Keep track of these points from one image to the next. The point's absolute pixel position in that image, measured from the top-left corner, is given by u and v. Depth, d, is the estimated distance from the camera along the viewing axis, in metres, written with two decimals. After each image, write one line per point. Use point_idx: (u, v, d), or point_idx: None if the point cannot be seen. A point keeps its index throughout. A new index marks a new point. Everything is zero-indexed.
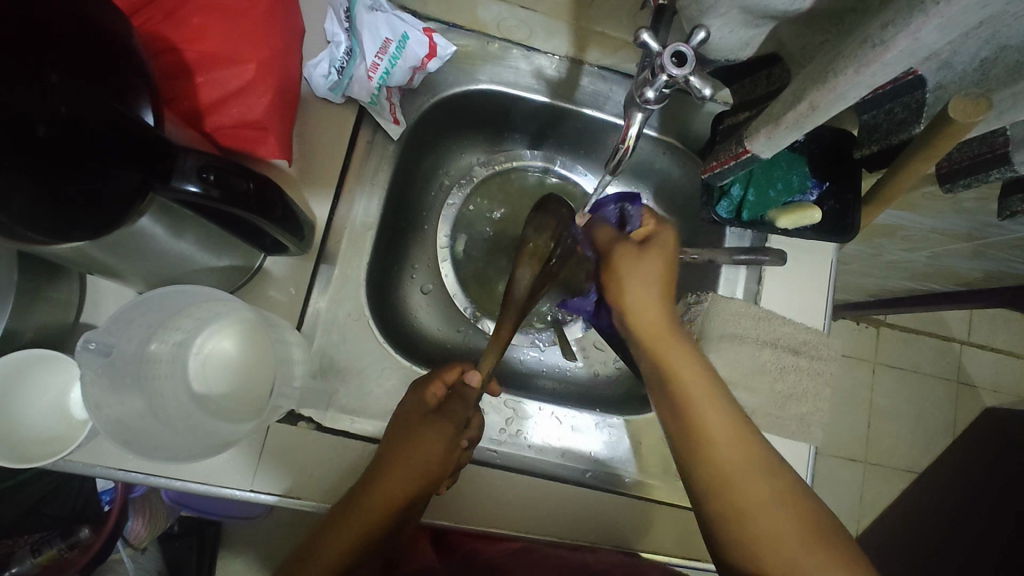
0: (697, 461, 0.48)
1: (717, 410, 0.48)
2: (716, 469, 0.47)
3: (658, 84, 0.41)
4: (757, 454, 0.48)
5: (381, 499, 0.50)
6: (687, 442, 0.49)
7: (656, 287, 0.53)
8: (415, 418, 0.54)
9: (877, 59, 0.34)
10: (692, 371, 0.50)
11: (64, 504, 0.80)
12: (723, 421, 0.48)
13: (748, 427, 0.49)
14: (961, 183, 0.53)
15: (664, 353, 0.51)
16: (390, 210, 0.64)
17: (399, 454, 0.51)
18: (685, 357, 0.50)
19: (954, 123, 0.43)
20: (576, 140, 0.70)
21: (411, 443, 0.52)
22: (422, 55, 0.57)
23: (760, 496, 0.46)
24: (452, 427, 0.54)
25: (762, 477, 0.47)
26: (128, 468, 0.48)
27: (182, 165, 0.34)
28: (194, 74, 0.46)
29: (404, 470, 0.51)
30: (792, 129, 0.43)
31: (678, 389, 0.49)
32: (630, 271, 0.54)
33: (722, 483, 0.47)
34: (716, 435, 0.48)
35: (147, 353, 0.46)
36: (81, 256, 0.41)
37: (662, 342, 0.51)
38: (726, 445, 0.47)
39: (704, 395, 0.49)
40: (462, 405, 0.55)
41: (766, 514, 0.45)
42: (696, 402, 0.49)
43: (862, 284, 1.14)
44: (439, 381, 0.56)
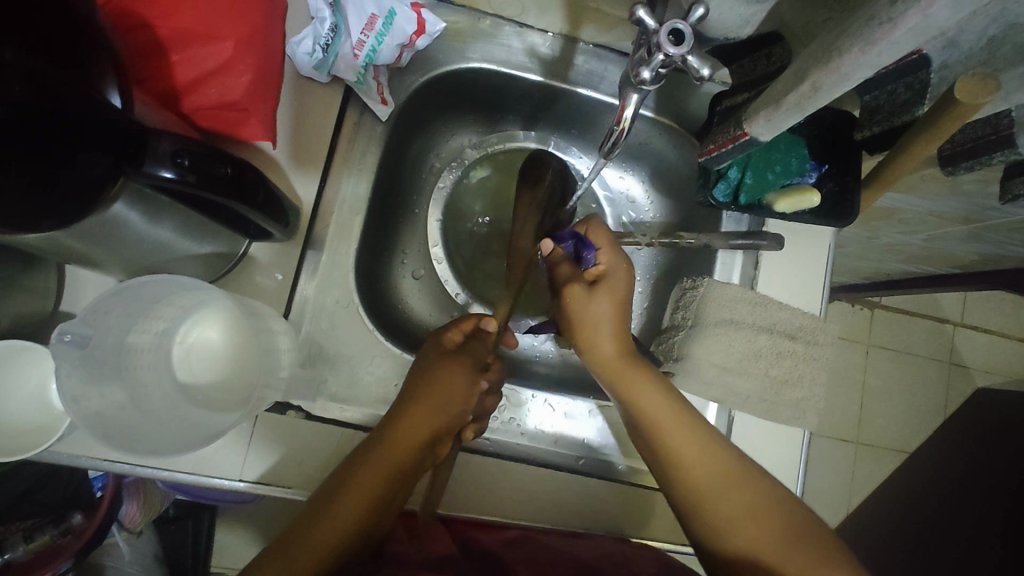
0: (679, 485, 0.48)
1: (685, 436, 0.49)
2: (696, 495, 0.47)
3: (654, 64, 0.39)
4: (736, 472, 0.48)
5: (406, 434, 0.51)
6: (663, 469, 0.50)
7: (609, 322, 0.55)
8: (435, 356, 0.57)
9: (884, 38, 0.32)
10: (657, 401, 0.50)
11: (55, 491, 0.79)
12: (692, 446, 0.49)
13: (731, 456, 0.49)
14: (962, 166, 0.52)
15: (629, 389, 0.51)
16: (379, 193, 0.62)
17: (426, 391, 0.54)
18: (652, 394, 0.51)
19: (961, 104, 0.42)
20: (571, 120, 0.68)
21: (437, 377, 0.55)
22: (410, 32, 0.55)
23: (745, 518, 0.46)
24: (473, 365, 0.58)
25: (744, 497, 0.46)
26: (112, 459, 0.47)
27: (156, 149, 0.33)
28: (168, 52, 0.44)
29: (428, 405, 0.53)
30: (793, 111, 0.42)
31: (651, 427, 0.50)
32: (584, 309, 0.56)
33: (702, 507, 0.47)
34: (689, 461, 0.48)
35: (128, 344, 0.44)
36: (55, 245, 0.39)
37: (628, 379, 0.52)
38: (707, 478, 0.47)
39: (674, 424, 0.49)
40: (480, 347, 0.61)
41: (753, 529, 0.45)
42: (666, 434, 0.49)
43: (857, 267, 1.14)
44: (458, 328, 0.59)
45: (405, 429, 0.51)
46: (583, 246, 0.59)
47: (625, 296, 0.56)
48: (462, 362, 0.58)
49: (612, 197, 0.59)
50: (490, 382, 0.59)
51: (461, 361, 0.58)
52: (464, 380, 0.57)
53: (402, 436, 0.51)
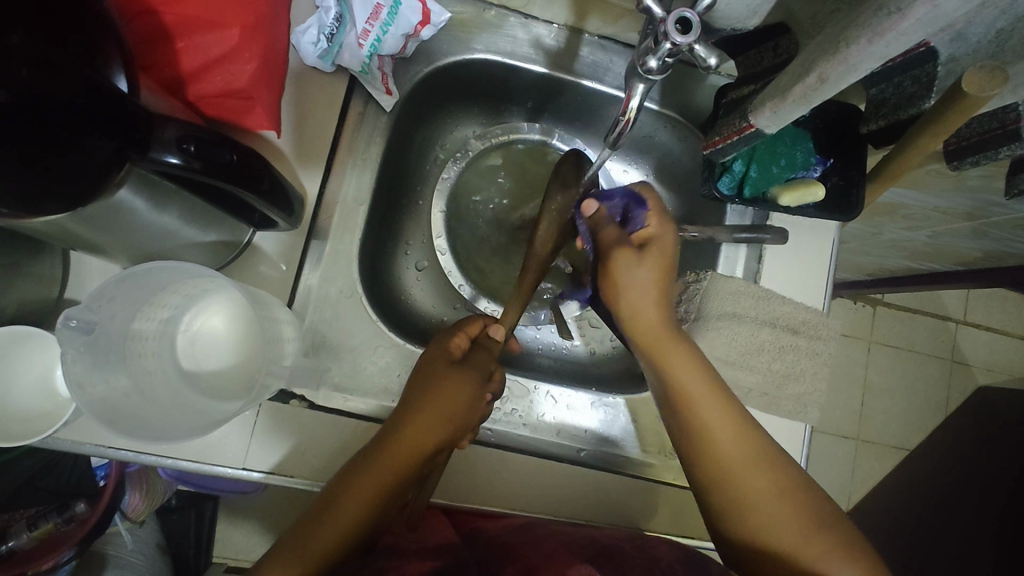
0: (701, 458, 0.49)
1: (717, 408, 0.49)
2: (720, 466, 0.48)
3: (661, 53, 0.39)
4: (758, 452, 0.48)
5: (403, 447, 0.50)
6: (687, 442, 0.50)
7: (653, 289, 0.53)
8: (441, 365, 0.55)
9: (892, 28, 0.32)
10: (693, 372, 0.50)
11: (58, 479, 0.81)
12: (724, 419, 0.49)
13: (757, 436, 0.49)
14: (969, 160, 0.52)
15: (663, 354, 0.52)
16: (383, 184, 0.62)
17: (426, 400, 0.52)
18: (686, 363, 0.51)
19: (968, 96, 0.41)
20: (575, 113, 0.68)
21: (435, 389, 0.53)
22: (415, 22, 0.54)
23: (765, 494, 0.46)
24: (479, 375, 0.55)
25: (767, 472, 0.47)
26: (117, 445, 0.47)
27: (161, 135, 0.32)
28: (173, 39, 0.44)
29: (427, 418, 0.51)
30: (799, 103, 0.41)
31: (684, 398, 0.50)
32: (631, 274, 0.53)
33: (722, 476, 0.48)
34: (716, 433, 0.48)
35: (132, 331, 0.44)
36: (60, 230, 0.39)
37: (662, 348, 0.52)
38: (733, 454, 0.48)
39: (708, 396, 0.50)
40: (485, 356, 0.57)
41: (774, 510, 0.46)
42: (699, 404, 0.49)
43: (860, 264, 1.14)
44: (463, 333, 0.57)
45: (400, 440, 0.50)
46: (634, 206, 0.58)
47: (670, 269, 0.54)
48: (468, 372, 0.55)
49: (627, 195, 0.58)
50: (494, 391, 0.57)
51: (465, 370, 0.55)
52: (467, 392, 0.53)
53: (398, 449, 0.50)
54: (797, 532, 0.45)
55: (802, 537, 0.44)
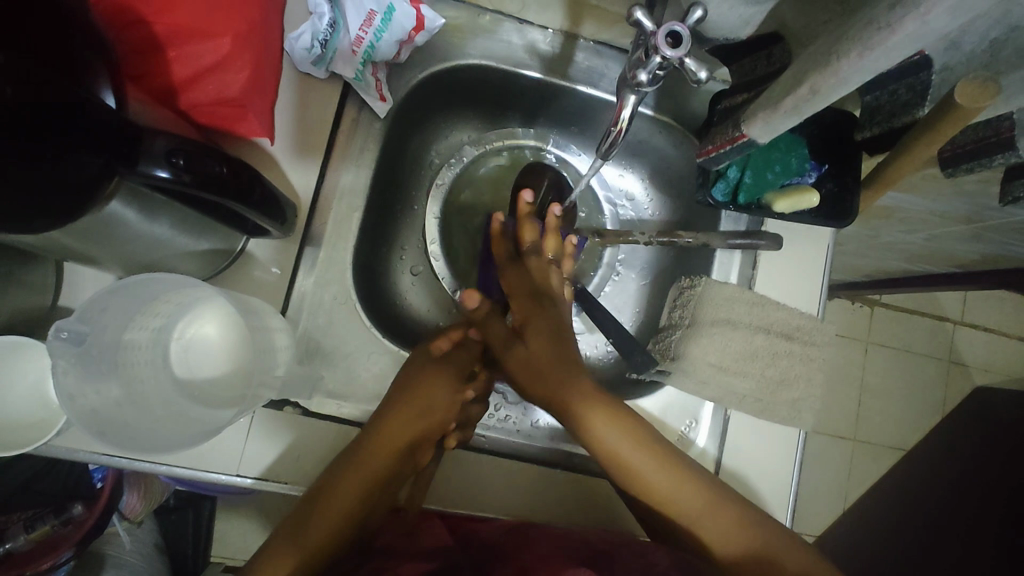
0: (635, 496, 0.50)
1: (645, 452, 0.50)
2: (643, 494, 0.50)
3: (651, 66, 0.39)
4: (682, 479, 0.50)
5: (386, 436, 0.52)
6: (626, 485, 0.51)
7: (548, 347, 0.54)
8: (422, 367, 0.56)
9: (882, 43, 0.32)
10: (609, 429, 0.50)
11: (55, 482, 0.82)
12: (654, 466, 0.50)
13: (669, 455, 0.51)
14: (963, 168, 0.52)
15: (573, 413, 0.52)
16: (378, 189, 0.62)
17: (409, 399, 0.54)
18: (606, 422, 0.51)
19: (960, 107, 0.42)
20: (570, 118, 0.68)
21: (421, 384, 0.55)
22: (409, 28, 0.54)
23: (701, 519, 0.49)
24: (456, 372, 0.58)
25: (694, 492, 0.49)
26: (109, 453, 0.47)
27: (150, 149, 0.33)
28: (164, 48, 0.44)
29: (411, 411, 0.54)
30: (791, 114, 0.41)
31: (614, 458, 0.50)
32: (534, 342, 0.55)
33: (655, 509, 0.50)
34: (653, 481, 0.49)
35: (124, 340, 0.44)
36: (51, 242, 0.39)
37: (585, 413, 0.51)
38: (665, 490, 0.49)
39: (617, 434, 0.50)
40: (465, 356, 0.60)
41: (710, 526, 0.49)
42: (619, 452, 0.50)
43: (858, 265, 1.14)
44: (445, 336, 0.59)
45: (382, 439, 0.52)
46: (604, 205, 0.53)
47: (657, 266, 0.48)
48: (446, 373, 0.57)
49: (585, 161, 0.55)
50: (476, 391, 0.59)
51: (445, 371, 0.57)
52: (447, 390, 0.57)
53: (384, 438, 0.52)
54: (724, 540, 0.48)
55: (726, 539, 0.48)
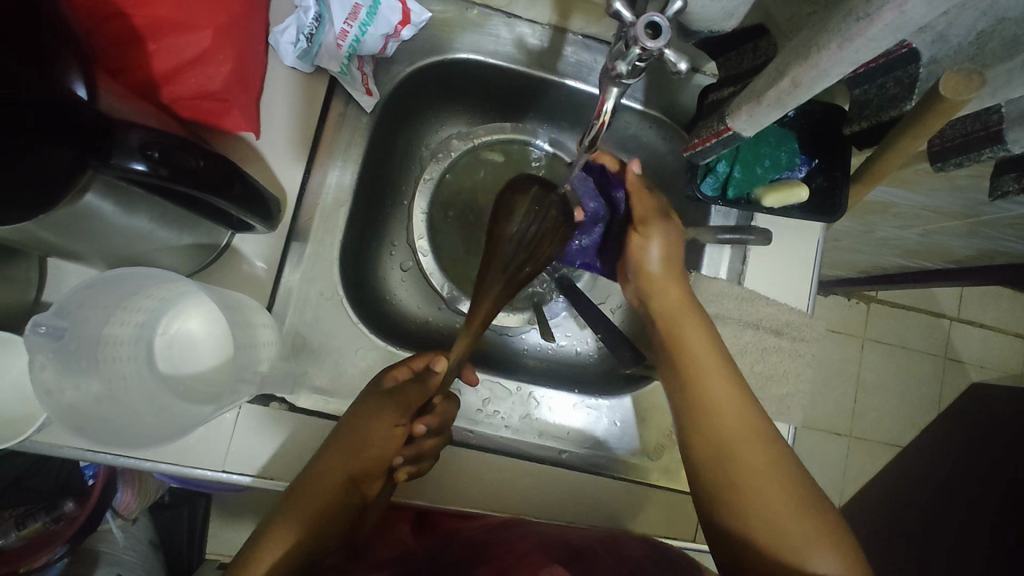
0: (701, 439, 0.49)
1: (733, 397, 0.49)
2: (711, 437, 0.48)
3: (631, 57, 0.39)
4: (771, 449, 0.47)
5: (320, 480, 0.49)
6: (692, 416, 0.50)
7: (664, 265, 0.55)
8: (369, 398, 0.52)
9: (861, 34, 0.32)
10: (700, 337, 0.52)
11: (47, 479, 0.80)
12: (740, 422, 0.48)
13: (769, 433, 0.48)
14: (953, 162, 0.52)
15: (675, 323, 0.53)
16: (366, 185, 0.62)
17: (347, 428, 0.51)
18: (698, 334, 0.52)
19: (945, 100, 0.41)
20: (560, 113, 0.68)
21: (355, 426, 0.51)
22: (396, 21, 0.55)
23: (772, 491, 0.45)
24: (405, 408, 0.52)
25: (780, 478, 0.45)
26: (94, 450, 0.48)
27: (125, 142, 0.33)
28: (145, 41, 0.44)
29: (342, 453, 0.50)
30: (774, 106, 0.41)
31: (688, 360, 0.51)
32: (649, 246, 0.56)
33: (724, 465, 0.47)
34: (727, 416, 0.48)
35: (105, 336, 0.44)
36: (30, 237, 0.39)
37: (676, 320, 0.53)
38: (739, 438, 0.47)
39: (717, 374, 0.50)
40: (419, 390, 0.53)
41: (779, 499, 0.45)
42: (708, 385, 0.49)
43: (854, 261, 1.13)
44: (405, 366, 0.54)
45: (324, 466, 0.49)
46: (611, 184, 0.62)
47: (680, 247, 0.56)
48: (392, 408, 0.52)
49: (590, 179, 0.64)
50: (427, 424, 0.54)
51: (392, 403, 0.52)
52: (387, 427, 0.52)
53: (315, 483, 0.49)
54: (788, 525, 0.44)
55: (791, 528, 0.44)
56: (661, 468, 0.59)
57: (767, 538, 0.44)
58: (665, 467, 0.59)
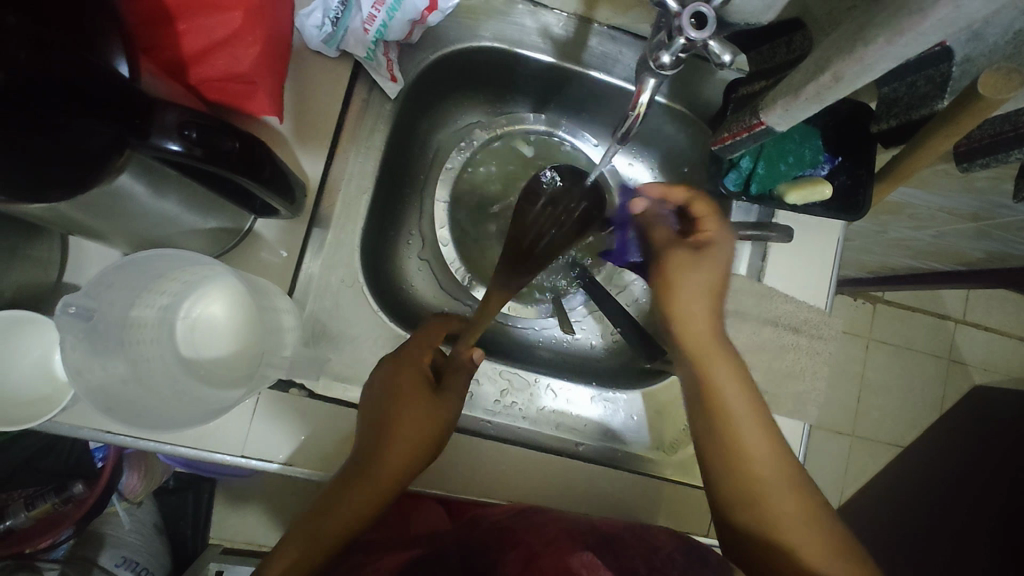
0: (737, 480, 0.49)
1: (760, 432, 0.49)
2: (743, 478, 0.48)
3: (676, 48, 0.38)
4: (790, 470, 0.49)
5: (375, 476, 0.49)
6: (724, 454, 0.49)
7: (703, 300, 0.53)
8: (410, 391, 0.52)
9: (911, 29, 0.31)
10: (731, 377, 0.51)
11: (56, 461, 0.81)
12: (771, 461, 0.49)
13: (785, 449, 0.50)
14: (979, 163, 0.52)
15: (705, 364, 0.51)
16: (386, 171, 0.62)
17: (394, 420, 0.51)
18: (727, 373, 0.51)
19: (983, 99, 0.41)
20: (582, 105, 0.67)
21: (403, 419, 0.51)
22: (422, 7, 0.53)
23: (802, 528, 0.46)
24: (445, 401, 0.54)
25: (795, 492, 0.48)
26: (113, 432, 0.47)
27: (162, 121, 0.32)
28: (175, 20, 0.44)
29: (402, 443, 0.50)
30: (812, 101, 0.41)
31: (717, 401, 0.50)
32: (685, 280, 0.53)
33: (756, 507, 0.48)
34: (755, 454, 0.49)
35: (130, 318, 0.44)
36: (59, 216, 0.38)
37: (705, 357, 0.51)
38: (769, 476, 0.48)
39: (739, 399, 0.50)
40: (457, 378, 0.54)
41: (809, 536, 0.46)
42: (736, 422, 0.49)
43: (863, 261, 1.13)
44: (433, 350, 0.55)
45: (377, 463, 0.49)
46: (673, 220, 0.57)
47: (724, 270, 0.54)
48: (434, 398, 0.53)
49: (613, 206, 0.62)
50: None
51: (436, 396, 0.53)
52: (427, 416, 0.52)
53: (375, 475, 0.49)
54: (798, 531, 0.46)
55: (806, 541, 0.46)
56: (676, 462, 0.60)
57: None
58: (679, 461, 0.60)
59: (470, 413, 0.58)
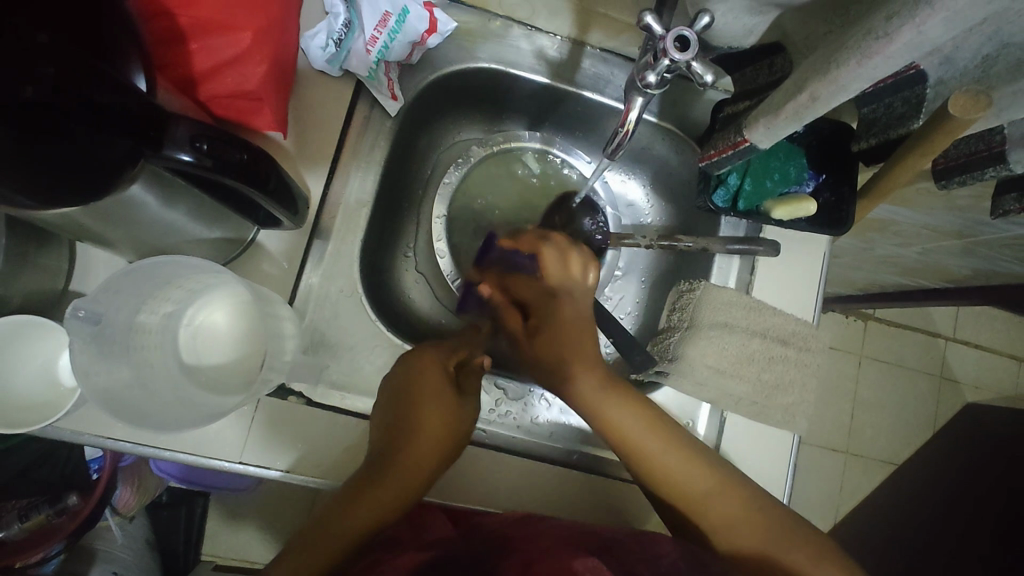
0: (679, 510, 0.51)
1: (670, 448, 0.51)
2: (680, 498, 0.51)
3: (660, 68, 0.40)
4: (712, 471, 0.51)
5: (391, 474, 0.51)
6: (655, 494, 0.52)
7: (577, 338, 0.54)
8: (425, 384, 0.55)
9: (881, 52, 0.33)
10: (626, 413, 0.52)
11: (53, 470, 0.79)
12: (691, 473, 0.51)
13: (699, 455, 0.52)
14: (956, 180, 0.54)
15: (599, 411, 0.52)
16: (387, 185, 0.64)
17: (409, 406, 0.54)
18: (620, 407, 0.52)
19: (953, 118, 0.43)
20: (576, 123, 0.70)
21: (417, 414, 0.54)
22: (423, 30, 0.56)
23: (741, 520, 0.50)
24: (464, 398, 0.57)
25: (729, 495, 0.50)
26: (114, 438, 0.48)
27: (175, 134, 0.34)
28: (188, 40, 0.46)
29: (428, 424, 0.54)
30: (792, 120, 0.43)
31: (626, 442, 0.52)
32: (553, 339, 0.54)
33: (702, 527, 0.50)
34: (677, 476, 0.51)
35: (136, 323, 0.46)
36: (70, 222, 0.40)
37: (603, 403, 0.53)
38: (695, 492, 0.50)
39: (646, 443, 0.51)
40: (472, 380, 0.57)
41: (751, 540, 0.49)
42: (645, 448, 0.51)
43: (853, 278, 1.15)
44: (450, 355, 0.58)
45: (394, 461, 0.52)
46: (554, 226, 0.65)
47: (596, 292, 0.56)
48: (451, 394, 0.56)
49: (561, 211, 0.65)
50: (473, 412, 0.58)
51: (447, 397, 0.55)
52: (438, 415, 0.54)
53: (396, 474, 0.52)
54: (756, 538, 0.48)
55: (751, 534, 0.49)
56: None
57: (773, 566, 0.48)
58: None
59: None
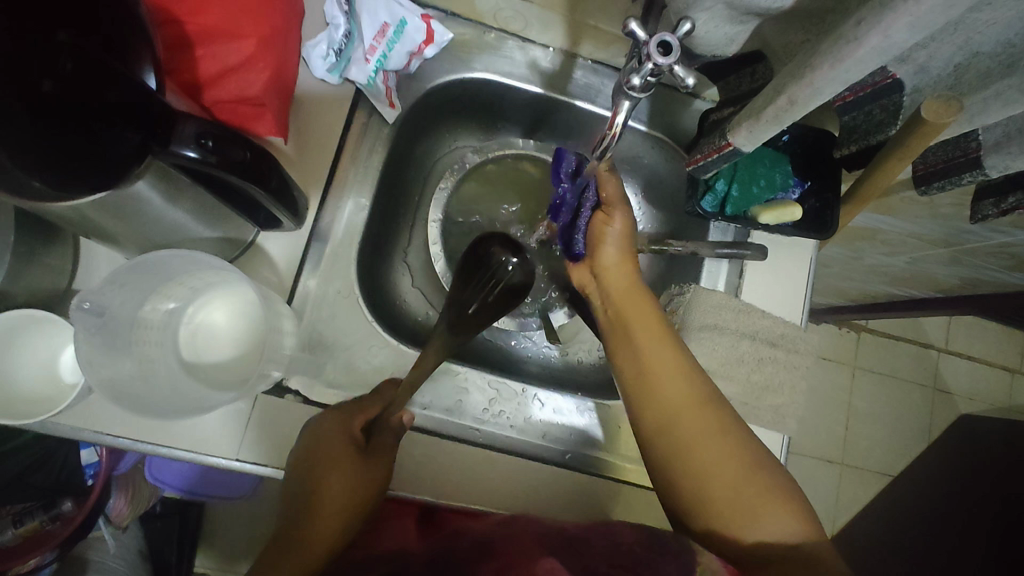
0: (662, 430, 0.50)
1: (675, 372, 0.51)
2: (661, 406, 0.50)
3: (644, 71, 0.42)
4: (708, 403, 0.50)
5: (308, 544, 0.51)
6: (635, 363, 0.53)
7: (620, 253, 0.59)
8: (329, 452, 0.52)
9: (851, 55, 0.35)
10: (645, 307, 0.55)
11: (47, 475, 0.77)
12: (681, 392, 0.50)
13: (710, 396, 0.50)
14: (935, 185, 0.56)
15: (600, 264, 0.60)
16: (384, 190, 0.65)
17: (313, 479, 0.52)
18: (642, 306, 0.56)
19: (927, 123, 0.45)
20: (568, 132, 0.72)
21: (319, 486, 0.52)
22: (421, 41, 0.59)
23: (721, 466, 0.48)
24: (376, 463, 0.53)
25: (724, 437, 0.49)
26: (114, 434, 0.49)
27: (182, 131, 0.36)
28: (195, 47, 0.48)
29: (335, 492, 0.52)
30: (772, 123, 0.45)
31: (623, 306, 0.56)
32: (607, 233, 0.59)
33: (678, 457, 0.49)
34: (669, 388, 0.50)
35: (139, 318, 0.47)
36: (78, 217, 0.41)
37: (628, 299, 0.57)
38: (682, 413, 0.50)
39: (654, 337, 0.53)
40: (386, 442, 0.54)
41: (726, 484, 0.47)
42: (644, 338, 0.53)
43: (844, 289, 1.17)
44: (359, 415, 0.54)
45: (307, 532, 0.51)
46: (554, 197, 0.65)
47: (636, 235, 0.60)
48: (360, 461, 0.53)
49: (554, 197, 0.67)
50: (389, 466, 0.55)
51: (355, 464, 0.53)
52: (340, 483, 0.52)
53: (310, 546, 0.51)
54: (729, 479, 0.47)
55: (723, 481, 0.47)
56: None
57: (716, 508, 0.47)
58: None
59: (460, 419, 0.60)
